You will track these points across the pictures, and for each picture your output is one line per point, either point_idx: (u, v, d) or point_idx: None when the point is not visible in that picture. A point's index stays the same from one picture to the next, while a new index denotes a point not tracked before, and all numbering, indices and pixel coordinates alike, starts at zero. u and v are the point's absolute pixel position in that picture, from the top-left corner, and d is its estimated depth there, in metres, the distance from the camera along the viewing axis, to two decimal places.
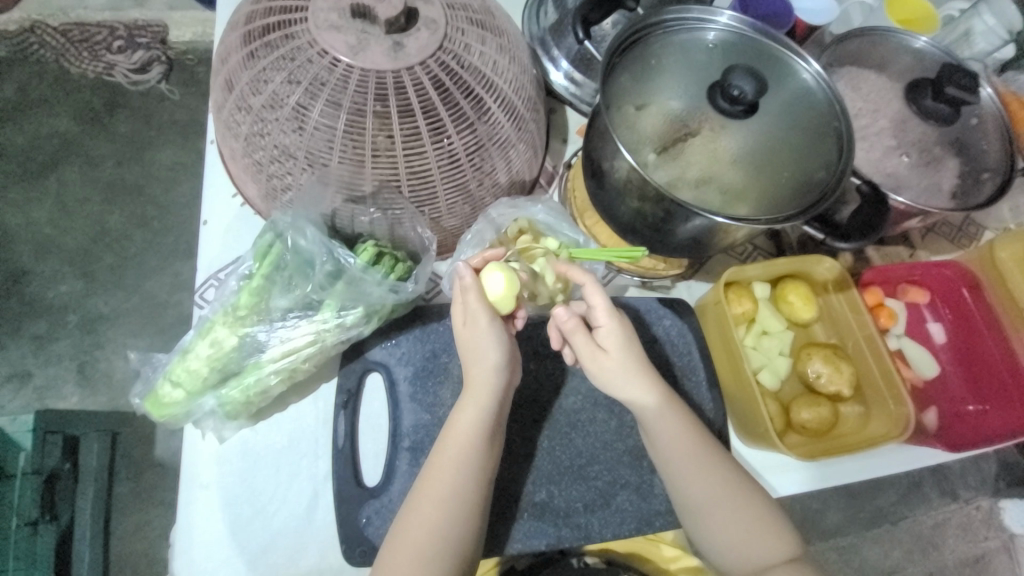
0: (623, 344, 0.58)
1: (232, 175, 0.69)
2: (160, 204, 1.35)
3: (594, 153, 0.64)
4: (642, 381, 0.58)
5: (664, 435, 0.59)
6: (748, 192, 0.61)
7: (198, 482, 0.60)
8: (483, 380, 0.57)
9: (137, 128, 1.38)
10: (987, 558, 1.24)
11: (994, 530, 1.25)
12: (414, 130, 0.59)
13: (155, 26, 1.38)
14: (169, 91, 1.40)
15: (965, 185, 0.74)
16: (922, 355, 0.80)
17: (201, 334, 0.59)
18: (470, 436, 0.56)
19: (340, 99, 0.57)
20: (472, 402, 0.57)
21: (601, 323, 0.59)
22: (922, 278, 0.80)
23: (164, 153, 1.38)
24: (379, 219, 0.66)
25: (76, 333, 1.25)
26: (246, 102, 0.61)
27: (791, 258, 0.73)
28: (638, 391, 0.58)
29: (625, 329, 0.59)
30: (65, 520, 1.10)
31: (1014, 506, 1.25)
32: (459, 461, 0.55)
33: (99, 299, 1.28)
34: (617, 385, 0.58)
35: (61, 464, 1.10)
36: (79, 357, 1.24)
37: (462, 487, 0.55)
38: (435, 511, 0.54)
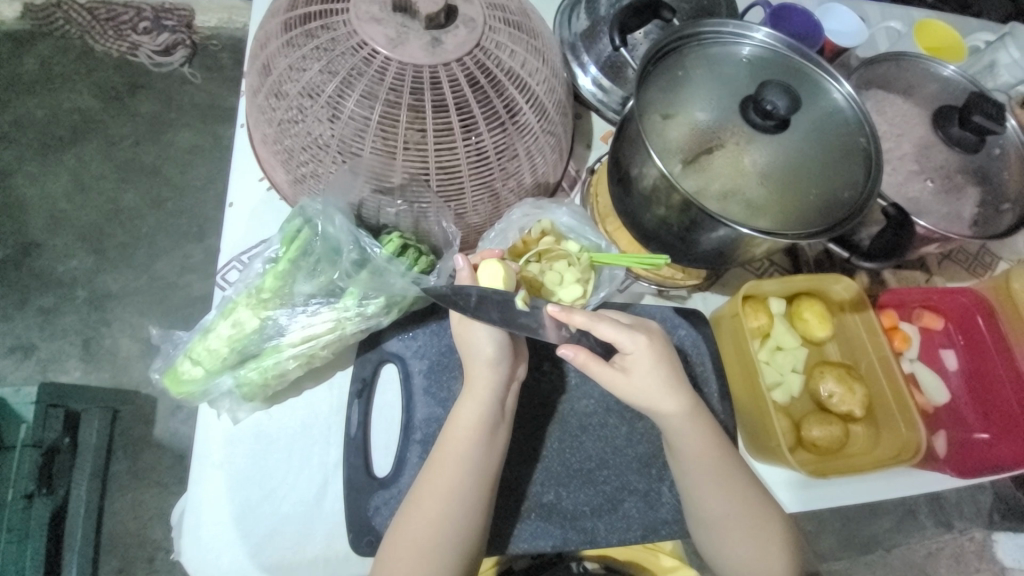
0: (651, 363, 0.58)
1: (261, 160, 0.70)
2: (176, 186, 1.36)
3: (622, 159, 0.64)
4: (669, 393, 0.58)
5: (683, 438, 0.59)
6: (773, 206, 0.61)
7: (208, 462, 0.60)
8: (484, 374, 0.58)
9: (158, 109, 1.39)
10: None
11: (986, 562, 1.25)
12: (447, 126, 0.60)
13: (182, 11, 1.39)
14: (191, 75, 1.41)
15: (986, 214, 0.75)
16: (934, 380, 0.81)
17: (224, 314, 0.59)
18: (470, 428, 0.57)
19: (376, 91, 0.58)
20: (474, 395, 0.58)
21: (629, 350, 0.58)
22: (937, 304, 0.81)
23: (182, 135, 1.39)
24: (405, 211, 0.66)
25: (83, 308, 1.25)
26: (282, 89, 0.62)
27: (810, 274, 0.73)
28: (665, 398, 0.58)
29: (654, 350, 0.58)
30: (61, 494, 1.10)
31: (1008, 540, 1.24)
32: (461, 455, 0.56)
33: (109, 276, 1.28)
34: (639, 390, 0.58)
35: (61, 438, 1.09)
36: (85, 333, 1.24)
37: (464, 482, 0.55)
38: (439, 502, 0.55)
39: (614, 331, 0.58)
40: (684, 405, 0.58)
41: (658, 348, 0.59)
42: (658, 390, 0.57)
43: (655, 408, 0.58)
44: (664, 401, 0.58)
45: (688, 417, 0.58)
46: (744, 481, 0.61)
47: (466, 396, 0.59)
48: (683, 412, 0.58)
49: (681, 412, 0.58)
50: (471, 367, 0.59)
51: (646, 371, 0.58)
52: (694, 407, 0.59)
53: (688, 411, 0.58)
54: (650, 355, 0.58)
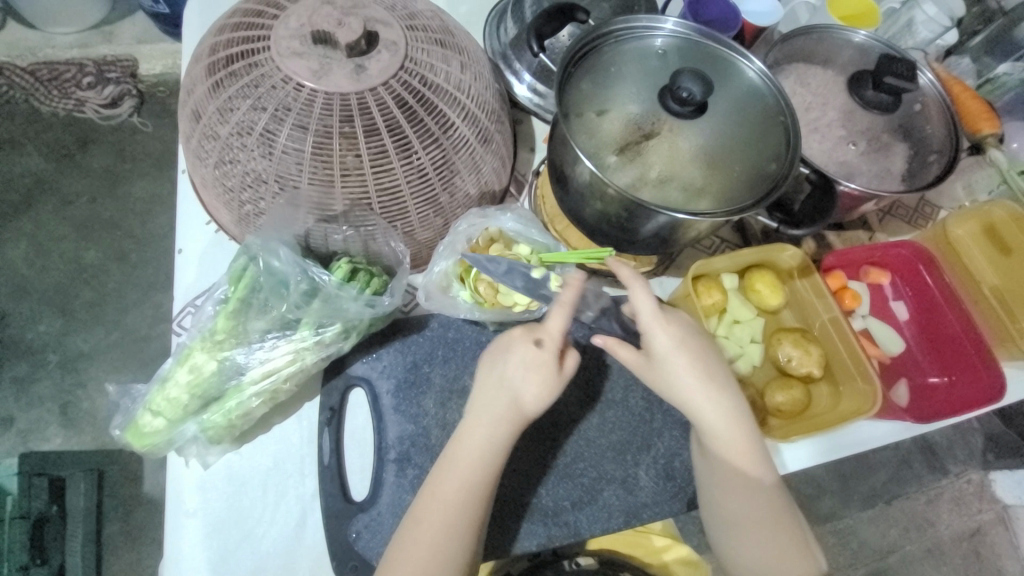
0: (674, 346, 0.60)
1: (206, 204, 0.70)
2: (139, 237, 1.34)
3: (558, 161, 0.66)
4: (698, 381, 0.60)
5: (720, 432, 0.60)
6: (706, 187, 0.64)
7: (183, 510, 0.60)
8: (505, 402, 0.57)
9: (111, 163, 1.38)
10: (983, 530, 1.27)
11: (987, 501, 1.28)
12: (382, 149, 0.61)
13: (125, 61, 1.36)
14: (141, 124, 1.41)
15: (913, 168, 0.78)
16: (887, 333, 0.83)
17: (180, 361, 0.59)
18: (484, 450, 0.57)
19: (307, 122, 0.59)
20: (484, 420, 0.58)
21: (651, 332, 0.61)
22: (883, 260, 0.84)
23: (139, 185, 1.37)
24: (352, 236, 0.66)
25: (56, 373, 1.23)
26: (215, 131, 0.63)
27: (756, 247, 0.76)
28: (704, 389, 0.60)
29: (671, 334, 0.61)
30: (56, 562, 1.06)
31: (1005, 478, 1.28)
32: (470, 474, 0.56)
33: (80, 337, 1.26)
34: (679, 377, 0.60)
35: (49, 507, 1.07)
36: (61, 398, 1.22)
37: (470, 504, 0.55)
38: (437, 531, 0.54)
39: (645, 303, 0.61)
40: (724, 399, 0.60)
41: (680, 333, 0.61)
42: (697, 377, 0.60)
43: (694, 400, 0.60)
44: (689, 388, 0.60)
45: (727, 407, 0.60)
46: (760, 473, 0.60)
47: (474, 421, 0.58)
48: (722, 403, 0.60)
49: (721, 402, 0.60)
50: (489, 395, 0.58)
51: (671, 359, 0.60)
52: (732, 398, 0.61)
53: (726, 402, 0.60)
54: (674, 340, 0.61)
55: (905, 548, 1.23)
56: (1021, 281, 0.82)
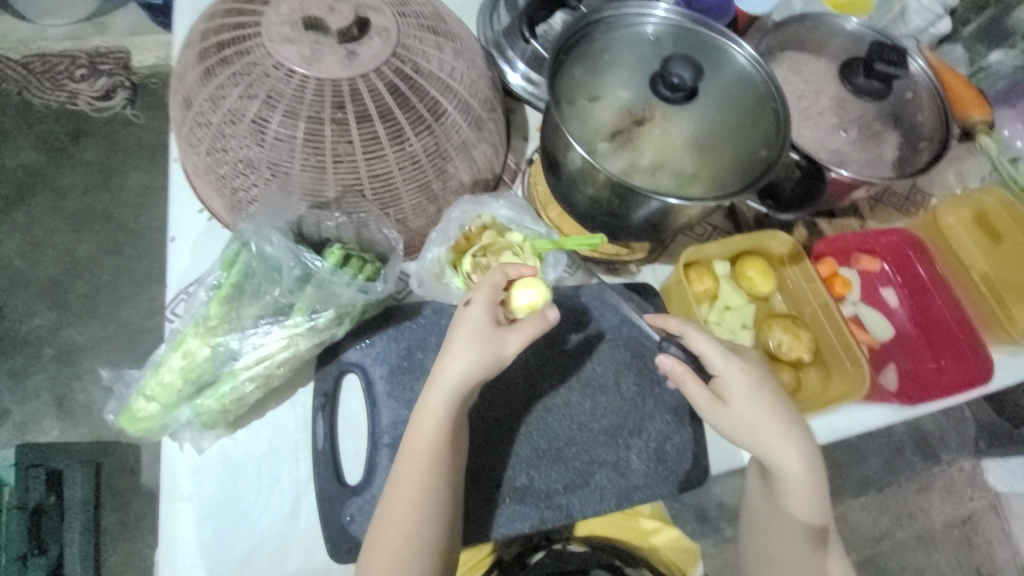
0: (750, 389, 0.60)
1: (198, 191, 0.70)
2: (133, 230, 1.34)
3: (550, 147, 0.66)
4: (775, 425, 0.59)
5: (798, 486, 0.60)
6: (697, 174, 0.64)
7: (177, 495, 0.60)
8: (458, 377, 0.55)
9: (104, 156, 1.37)
10: (976, 518, 1.28)
11: (980, 490, 1.29)
12: (373, 136, 0.61)
13: (118, 52, 1.32)
14: (134, 116, 1.40)
15: (904, 154, 0.79)
16: (878, 319, 0.84)
17: (173, 347, 0.59)
18: (440, 430, 0.55)
19: (298, 109, 0.59)
20: (440, 397, 0.56)
21: (725, 374, 0.60)
22: (873, 247, 0.84)
23: (133, 178, 1.37)
24: (345, 223, 0.66)
25: (52, 366, 1.23)
26: (206, 118, 0.62)
27: (747, 234, 0.77)
28: (782, 437, 0.60)
29: (747, 375, 0.60)
30: (52, 553, 1.06)
31: (997, 465, 1.29)
32: (425, 456, 0.55)
33: (75, 330, 1.26)
34: (758, 423, 0.59)
35: (45, 498, 1.06)
36: (57, 390, 1.22)
37: (431, 485, 0.55)
38: (407, 512, 0.54)
39: (714, 348, 0.60)
40: (804, 448, 0.60)
41: (755, 376, 0.60)
42: (778, 431, 0.60)
43: (774, 448, 0.59)
44: (765, 432, 0.59)
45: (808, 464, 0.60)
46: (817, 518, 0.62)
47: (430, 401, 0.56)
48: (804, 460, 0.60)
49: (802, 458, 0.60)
50: (445, 371, 0.56)
51: (745, 401, 0.60)
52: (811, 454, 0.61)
53: (809, 454, 0.60)
54: (751, 383, 0.60)
55: (897, 535, 1.25)
56: (1010, 268, 0.83)
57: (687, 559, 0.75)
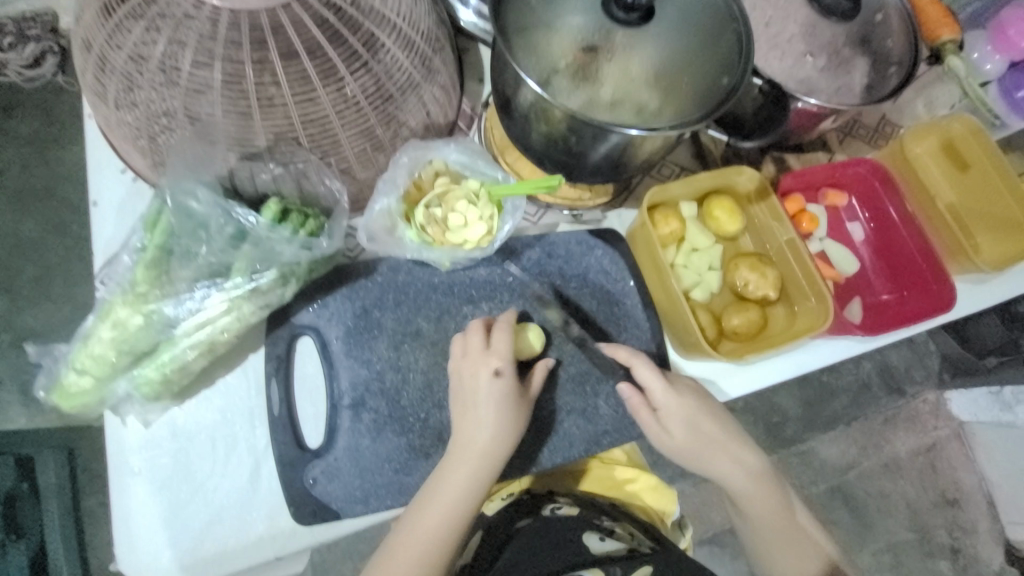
0: (685, 415, 0.65)
1: (116, 148, 0.64)
2: (79, 206, 1.17)
3: (500, 84, 0.61)
4: (710, 439, 0.67)
5: (732, 477, 0.68)
6: (659, 108, 0.60)
7: (128, 470, 0.59)
8: (481, 446, 0.59)
9: (39, 129, 1.18)
10: (939, 445, 1.34)
11: (943, 419, 1.35)
12: (302, 74, 0.54)
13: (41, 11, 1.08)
14: (66, 83, 1.18)
15: (873, 80, 0.76)
16: (843, 254, 0.84)
17: (102, 316, 0.56)
18: (487, 447, 0.59)
19: (212, 47, 0.52)
20: (465, 468, 0.58)
21: (662, 407, 0.65)
22: (840, 181, 0.83)
23: (75, 154, 1.19)
24: (282, 175, 0.60)
25: (9, 354, 1.11)
26: (109, 62, 0.55)
27: (713, 171, 0.74)
28: (717, 447, 0.67)
29: (682, 401, 0.65)
30: (35, 537, 0.99)
31: (960, 396, 1.35)
32: (473, 466, 0.59)
33: (31, 313, 1.13)
34: (694, 441, 0.66)
35: (19, 484, 0.97)
36: (20, 378, 1.10)
37: (467, 497, 0.58)
38: (439, 520, 0.57)
39: (652, 381, 0.65)
40: (738, 454, 0.68)
41: (689, 403, 0.66)
42: (703, 441, 0.67)
43: (710, 457, 0.67)
44: (703, 446, 0.66)
45: (734, 458, 0.68)
46: (770, 496, 0.69)
47: (480, 420, 0.60)
48: (729, 455, 0.68)
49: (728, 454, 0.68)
50: (466, 437, 0.59)
51: (683, 427, 0.65)
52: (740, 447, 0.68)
53: (744, 457, 0.68)
54: (687, 408, 0.66)
55: (863, 464, 1.31)
56: (975, 196, 0.83)
57: (666, 503, 0.76)
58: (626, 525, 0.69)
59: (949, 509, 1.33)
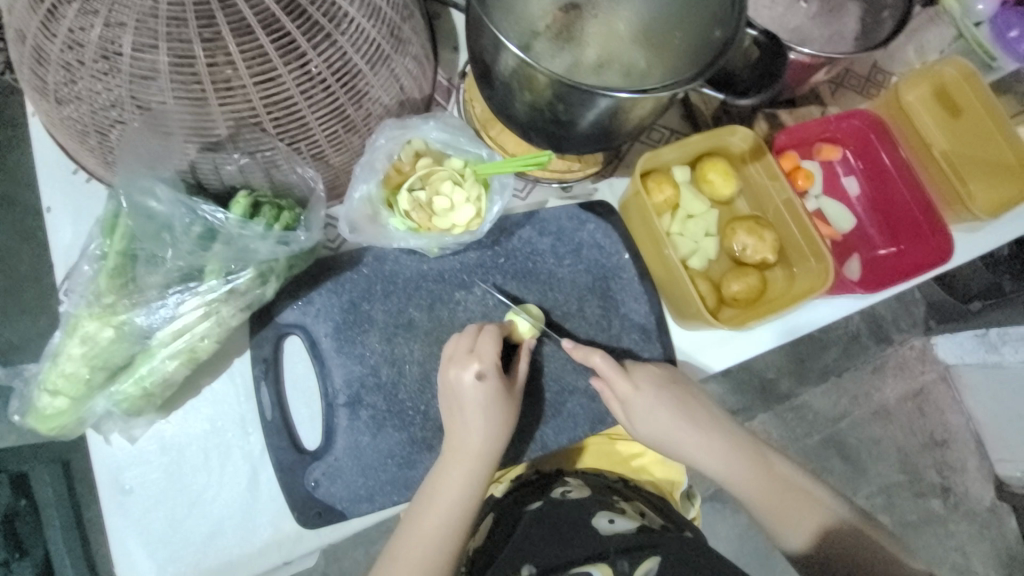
0: (641, 398, 0.64)
1: (64, 148, 0.59)
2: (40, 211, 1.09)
3: (477, 52, 0.57)
4: (670, 419, 0.64)
5: (703, 454, 0.65)
6: (650, 68, 0.56)
7: (119, 488, 0.57)
8: (471, 452, 0.58)
9: None
10: (927, 389, 1.37)
11: (930, 364, 1.38)
12: (258, 50, 0.48)
13: None
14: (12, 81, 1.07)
15: (865, 27, 0.71)
16: (839, 210, 0.82)
17: (69, 332, 0.53)
18: (483, 436, 0.58)
19: (153, 25, 0.46)
20: (461, 461, 0.57)
21: (620, 393, 0.64)
22: (834, 134, 0.80)
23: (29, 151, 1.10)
24: (250, 165, 0.56)
25: None
26: (42, 50, 0.49)
27: (705, 133, 0.71)
28: (680, 427, 0.65)
29: (639, 386, 0.64)
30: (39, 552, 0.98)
31: (945, 340, 1.36)
32: (471, 453, 0.57)
33: (5, 330, 1.06)
34: (658, 424, 0.64)
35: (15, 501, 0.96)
36: None
37: (469, 487, 0.57)
38: (441, 514, 0.56)
39: (609, 368, 0.64)
40: (700, 430, 0.65)
41: (643, 385, 0.64)
42: (667, 423, 0.64)
43: (674, 438, 0.65)
44: (666, 426, 0.64)
45: (700, 432, 0.65)
46: (747, 459, 0.65)
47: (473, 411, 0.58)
48: (694, 430, 0.65)
49: (695, 435, 0.65)
50: (453, 445, 0.58)
51: (641, 411, 0.64)
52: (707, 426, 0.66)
53: (710, 431, 0.66)
54: (645, 392, 0.64)
55: (855, 413, 1.34)
56: (968, 142, 0.80)
57: (675, 475, 0.76)
58: (638, 504, 0.68)
59: (938, 450, 1.38)
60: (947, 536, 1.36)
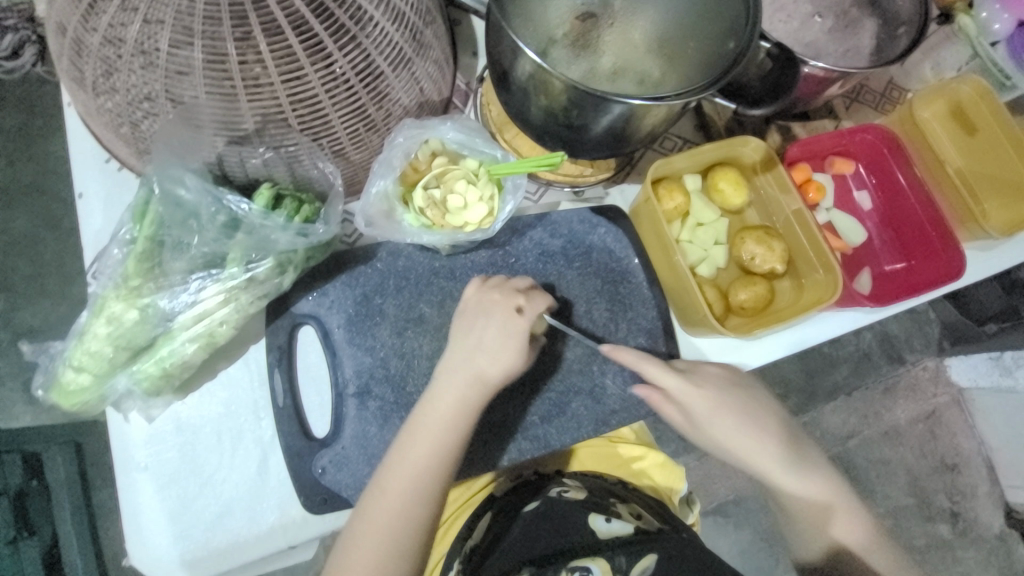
0: (705, 401, 0.63)
1: (98, 137, 0.61)
2: (69, 200, 1.13)
3: (496, 57, 0.59)
4: (734, 425, 0.64)
5: (765, 463, 0.65)
6: (664, 77, 0.58)
7: (134, 465, 0.59)
8: (441, 417, 0.57)
9: (22, 121, 1.12)
10: (939, 412, 1.35)
11: (942, 386, 1.36)
12: (287, 50, 0.50)
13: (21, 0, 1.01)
14: (49, 74, 1.11)
15: (880, 44, 0.72)
16: (850, 224, 0.82)
17: (96, 312, 0.56)
18: (455, 402, 0.57)
19: (190, 23, 0.48)
20: (431, 423, 0.57)
21: (682, 397, 0.64)
22: (847, 148, 0.81)
23: (62, 143, 1.14)
24: (274, 159, 0.58)
25: (10, 351, 1.08)
26: (83, 43, 0.52)
27: (718, 142, 0.71)
28: (743, 435, 0.64)
29: (703, 392, 0.63)
30: (47, 532, 0.99)
31: (959, 362, 1.35)
32: (441, 416, 0.57)
33: (28, 312, 1.10)
34: (721, 428, 0.64)
35: (26, 482, 0.96)
36: (22, 375, 1.08)
37: (435, 452, 0.56)
38: (405, 481, 0.55)
39: (663, 374, 0.63)
40: (767, 439, 0.65)
41: (709, 390, 0.64)
42: (729, 429, 0.64)
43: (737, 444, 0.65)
44: (728, 431, 0.64)
45: (764, 444, 0.65)
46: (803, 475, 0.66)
47: (449, 376, 0.58)
48: (758, 441, 0.65)
49: (757, 443, 0.65)
50: (424, 415, 0.57)
51: (706, 415, 0.63)
52: (797, 461, 0.66)
53: (778, 441, 0.66)
54: (709, 399, 0.63)
55: (864, 432, 1.32)
56: (983, 161, 0.80)
57: (675, 480, 0.77)
58: (635, 507, 0.68)
59: (948, 474, 1.35)
60: (955, 562, 1.33)
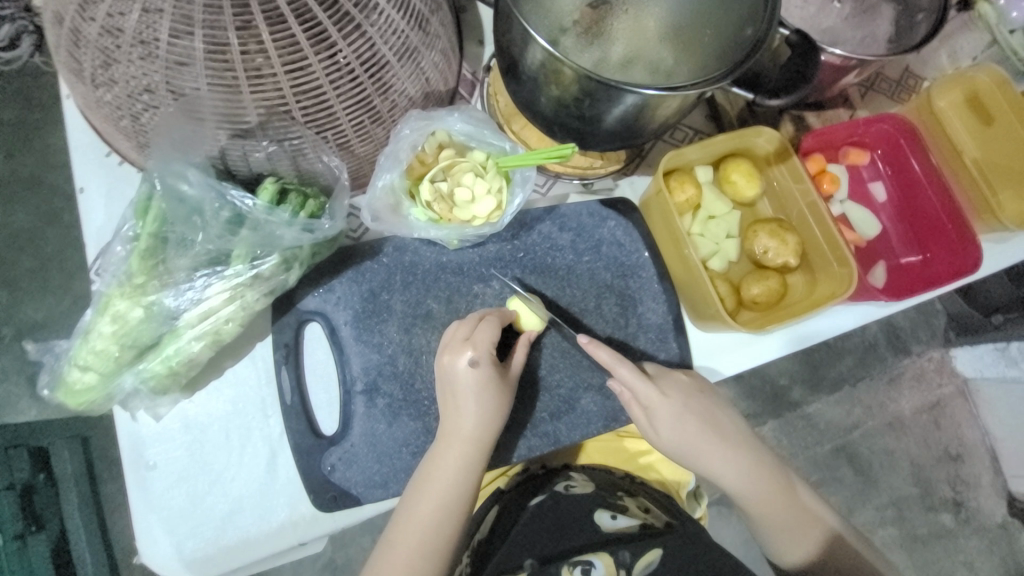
0: (664, 400, 0.63)
1: (99, 130, 0.60)
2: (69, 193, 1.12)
3: (505, 46, 0.57)
4: (695, 427, 0.64)
5: (725, 470, 0.65)
6: (678, 66, 0.56)
7: (143, 463, 0.58)
8: (463, 439, 0.57)
9: (19, 113, 1.11)
10: (944, 403, 1.35)
11: (948, 377, 1.35)
12: (290, 39, 0.49)
13: None
14: (45, 65, 1.09)
15: (899, 30, 0.70)
16: (865, 216, 0.80)
17: (101, 310, 0.55)
18: (475, 430, 0.57)
19: (189, 12, 0.46)
20: (455, 454, 0.57)
21: (643, 400, 0.63)
22: (863, 138, 0.79)
23: (61, 135, 1.12)
24: (277, 152, 0.57)
25: (15, 346, 1.08)
26: (80, 33, 0.50)
27: (732, 133, 0.70)
28: (703, 437, 0.65)
29: (666, 395, 0.63)
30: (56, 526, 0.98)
31: (965, 353, 1.34)
32: (463, 440, 0.57)
33: (31, 307, 1.09)
34: (685, 429, 0.64)
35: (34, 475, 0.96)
36: (27, 369, 1.08)
37: (458, 480, 0.57)
38: (433, 512, 0.56)
39: (632, 374, 0.63)
40: (730, 443, 0.65)
41: (670, 390, 0.64)
42: (694, 435, 0.64)
43: (699, 450, 0.65)
44: (689, 433, 0.64)
45: (727, 451, 0.65)
46: (768, 476, 0.66)
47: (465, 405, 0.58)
48: (720, 447, 0.65)
49: (721, 448, 0.65)
50: (445, 445, 0.57)
51: (669, 419, 0.63)
52: (758, 462, 0.66)
53: (742, 445, 0.66)
54: (675, 402, 0.63)
55: (868, 424, 1.32)
56: (1001, 153, 0.78)
57: (682, 475, 0.76)
58: (643, 501, 0.68)
59: (952, 464, 1.35)
60: (957, 551, 1.34)
